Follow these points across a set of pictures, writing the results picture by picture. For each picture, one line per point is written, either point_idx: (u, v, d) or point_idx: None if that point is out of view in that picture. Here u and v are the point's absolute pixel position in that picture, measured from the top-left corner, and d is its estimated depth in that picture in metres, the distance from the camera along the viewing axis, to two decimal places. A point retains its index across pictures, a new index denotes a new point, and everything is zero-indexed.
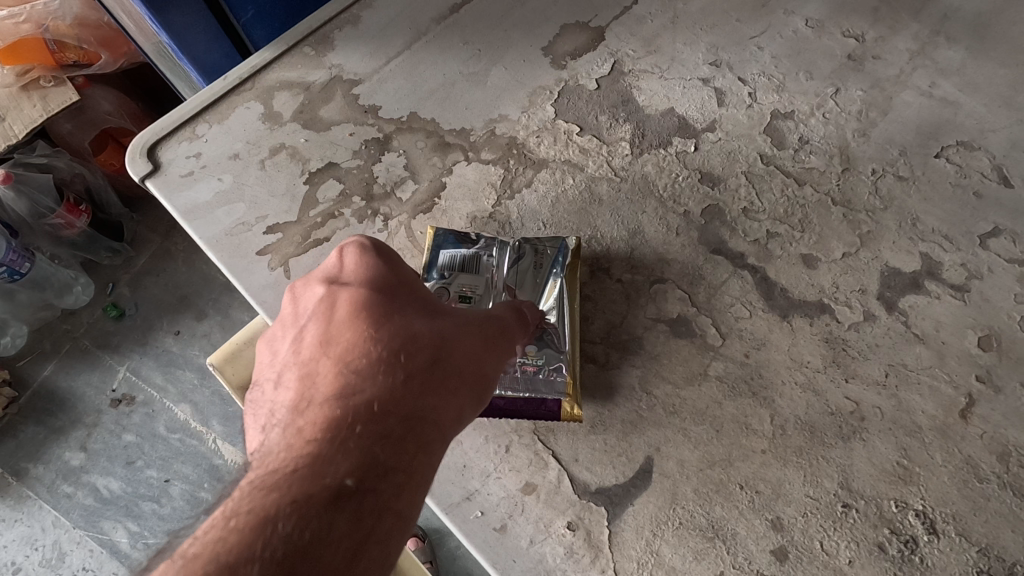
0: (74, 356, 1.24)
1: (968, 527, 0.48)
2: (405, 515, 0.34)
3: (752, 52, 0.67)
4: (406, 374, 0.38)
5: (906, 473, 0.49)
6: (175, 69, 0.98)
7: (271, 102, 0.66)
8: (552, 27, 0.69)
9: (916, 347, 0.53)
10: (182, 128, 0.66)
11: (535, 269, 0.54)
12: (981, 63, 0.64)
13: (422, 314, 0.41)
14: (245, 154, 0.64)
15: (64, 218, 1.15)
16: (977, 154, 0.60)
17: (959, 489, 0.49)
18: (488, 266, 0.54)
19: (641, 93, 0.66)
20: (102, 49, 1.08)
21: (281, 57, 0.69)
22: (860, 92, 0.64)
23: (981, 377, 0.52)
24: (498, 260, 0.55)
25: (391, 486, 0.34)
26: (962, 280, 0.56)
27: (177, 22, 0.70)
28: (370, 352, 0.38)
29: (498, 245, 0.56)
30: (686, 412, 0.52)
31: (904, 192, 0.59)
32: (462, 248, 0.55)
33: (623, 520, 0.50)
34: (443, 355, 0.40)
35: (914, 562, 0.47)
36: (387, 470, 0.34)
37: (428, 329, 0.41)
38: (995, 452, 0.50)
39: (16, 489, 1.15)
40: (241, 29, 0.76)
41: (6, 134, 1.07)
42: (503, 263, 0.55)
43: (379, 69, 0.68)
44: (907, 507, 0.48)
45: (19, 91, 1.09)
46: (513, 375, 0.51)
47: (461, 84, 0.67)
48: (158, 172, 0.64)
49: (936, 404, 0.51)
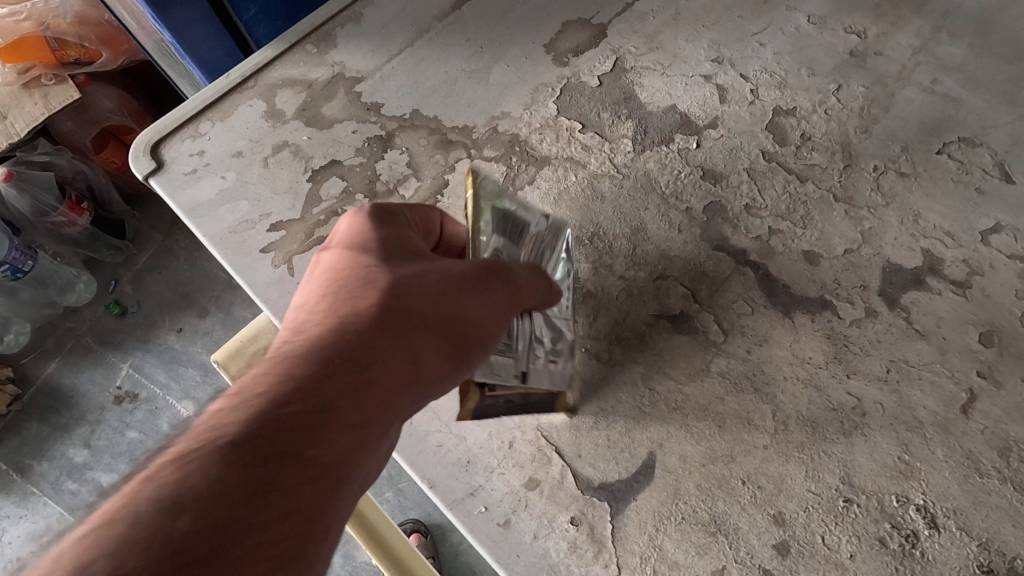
0: (77, 353, 1.24)
1: (970, 521, 0.48)
2: (328, 457, 0.29)
3: (754, 48, 0.67)
4: (362, 315, 0.35)
5: (907, 468, 0.50)
6: (177, 67, 0.99)
7: (273, 100, 0.67)
8: (554, 24, 0.69)
9: (917, 343, 0.54)
10: (185, 126, 0.66)
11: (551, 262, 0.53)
12: (983, 59, 0.64)
13: (395, 265, 0.40)
14: (248, 152, 0.64)
15: (66, 216, 1.16)
16: (979, 150, 0.60)
17: (960, 483, 0.49)
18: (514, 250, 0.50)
19: (643, 90, 0.66)
20: (103, 47, 1.09)
21: (283, 55, 0.69)
22: (862, 89, 0.64)
23: (982, 372, 0.52)
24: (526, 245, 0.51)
25: (316, 423, 0.30)
26: (964, 276, 0.56)
27: (179, 21, 0.70)
28: (335, 300, 0.37)
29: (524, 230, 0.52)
30: (688, 408, 0.52)
31: (906, 189, 0.59)
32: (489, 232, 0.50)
33: (626, 515, 0.50)
34: (408, 301, 0.37)
35: (915, 557, 0.47)
36: (318, 404, 0.31)
37: (399, 277, 0.38)
38: (996, 447, 0.50)
39: (20, 486, 1.16)
40: (243, 27, 0.76)
41: (8, 133, 1.07)
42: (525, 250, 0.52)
43: (382, 66, 0.68)
44: (908, 502, 0.49)
45: (20, 89, 1.10)
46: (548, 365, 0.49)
47: (463, 82, 0.67)
48: (161, 170, 0.64)
49: (937, 400, 0.52)
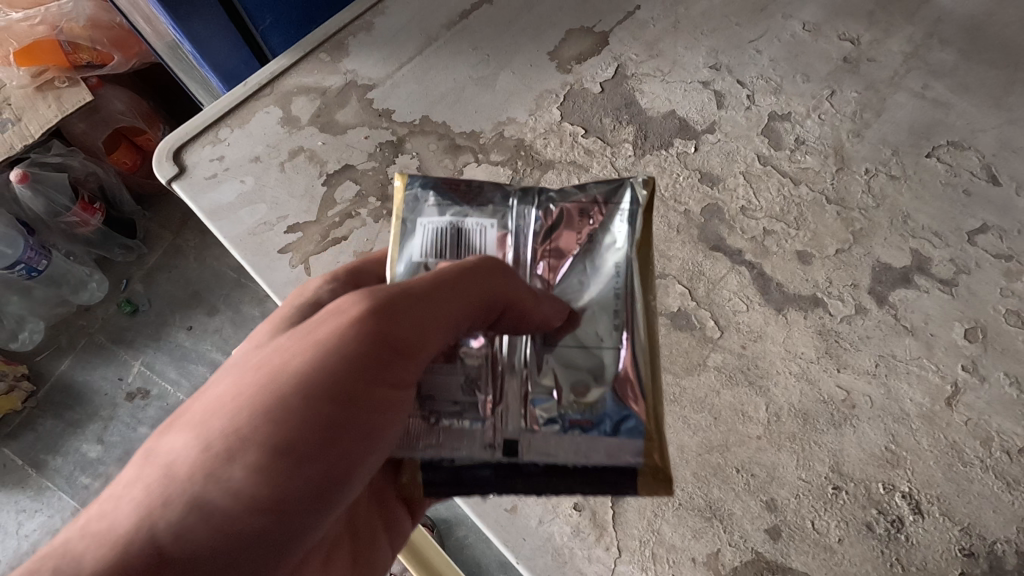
0: (91, 351, 1.28)
1: (952, 507, 0.51)
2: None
3: (750, 55, 0.69)
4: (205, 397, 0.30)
5: (893, 457, 0.52)
6: (192, 72, 1.02)
7: (289, 107, 0.70)
8: (558, 32, 0.72)
9: (905, 338, 0.56)
10: (205, 132, 0.69)
11: (589, 245, 0.39)
12: (972, 65, 0.66)
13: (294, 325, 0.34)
14: (266, 157, 0.67)
15: (79, 216, 1.20)
16: (967, 154, 0.63)
17: (944, 472, 0.52)
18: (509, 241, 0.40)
19: (644, 96, 0.68)
20: (115, 49, 1.13)
21: (299, 63, 0.72)
22: (855, 94, 0.66)
23: (967, 366, 0.55)
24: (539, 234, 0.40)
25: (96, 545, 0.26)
26: (951, 275, 0.58)
27: (197, 30, 0.73)
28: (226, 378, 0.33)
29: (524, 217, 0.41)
30: (685, 400, 0.55)
31: (896, 191, 0.62)
32: (455, 218, 0.40)
33: (626, 502, 0.53)
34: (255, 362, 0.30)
35: (900, 540, 0.50)
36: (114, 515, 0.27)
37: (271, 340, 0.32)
38: (979, 437, 0.53)
39: (37, 480, 1.20)
40: (259, 35, 0.79)
41: (24, 134, 1.11)
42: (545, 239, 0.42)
43: (392, 74, 0.71)
44: (894, 489, 0.51)
45: (34, 92, 1.13)
46: (552, 442, 0.36)
47: (471, 88, 0.70)
48: (183, 175, 0.67)
49: (923, 392, 0.54)
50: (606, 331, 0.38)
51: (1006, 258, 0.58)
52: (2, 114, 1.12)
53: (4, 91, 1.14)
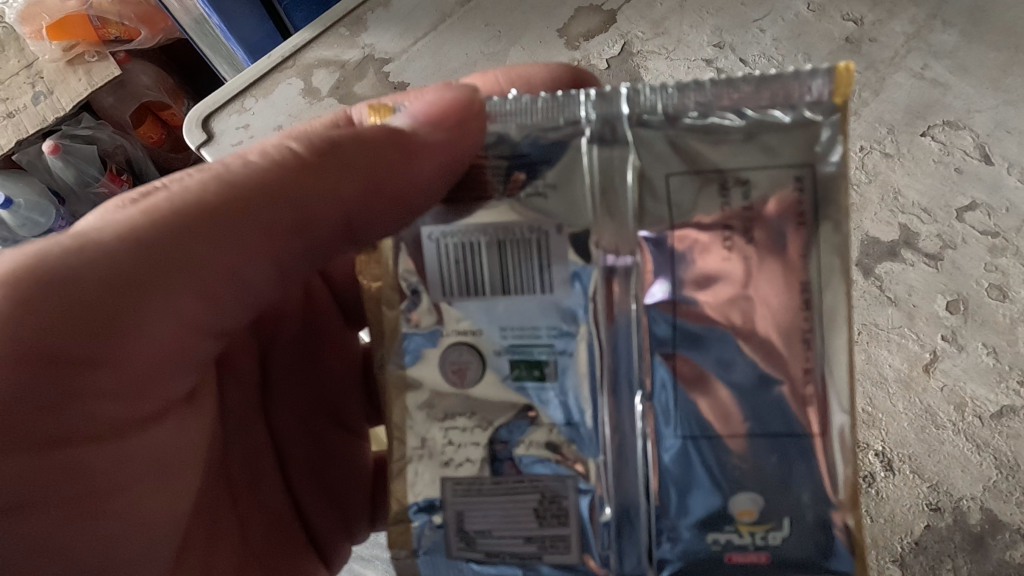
0: None
1: (922, 466, 0.55)
2: (121, 356, 0.37)
3: (753, 34, 0.71)
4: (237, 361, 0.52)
5: (869, 418, 0.57)
6: (218, 48, 1.05)
7: (310, 79, 0.74)
8: (567, 10, 0.74)
9: (888, 308, 0.60)
10: (232, 102, 0.73)
11: (715, 480, 0.35)
12: (973, 46, 0.67)
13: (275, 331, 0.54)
14: (288, 126, 0.71)
15: (108, 187, 1.24)
16: (961, 133, 0.64)
17: (916, 433, 0.56)
18: (573, 312, 0.35)
19: (647, 73, 0.71)
20: (141, 24, 1.17)
21: (318, 37, 0.76)
22: (855, 73, 0.68)
23: (946, 336, 0.58)
24: (649, 442, 0.35)
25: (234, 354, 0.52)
26: (937, 250, 0.61)
27: (224, 3, 0.78)
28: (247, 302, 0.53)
29: (595, 528, 0.36)
30: None
31: (889, 168, 0.64)
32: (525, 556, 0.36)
33: None
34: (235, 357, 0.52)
35: (870, 494, 0.56)
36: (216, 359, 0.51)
37: (130, 342, 0.37)
38: (953, 403, 0.56)
39: None
40: (282, 11, 0.85)
41: (55, 107, 1.18)
42: (573, 150, 0.35)
43: (408, 48, 0.74)
44: (868, 447, 0.57)
45: (65, 65, 1.19)
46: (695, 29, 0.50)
47: (482, 63, 0.73)
48: (211, 141, 0.71)
49: (902, 359, 0.58)
50: (673, 416, 0.35)
51: (992, 235, 0.60)
52: (35, 87, 1.19)
53: (36, 65, 1.20)
